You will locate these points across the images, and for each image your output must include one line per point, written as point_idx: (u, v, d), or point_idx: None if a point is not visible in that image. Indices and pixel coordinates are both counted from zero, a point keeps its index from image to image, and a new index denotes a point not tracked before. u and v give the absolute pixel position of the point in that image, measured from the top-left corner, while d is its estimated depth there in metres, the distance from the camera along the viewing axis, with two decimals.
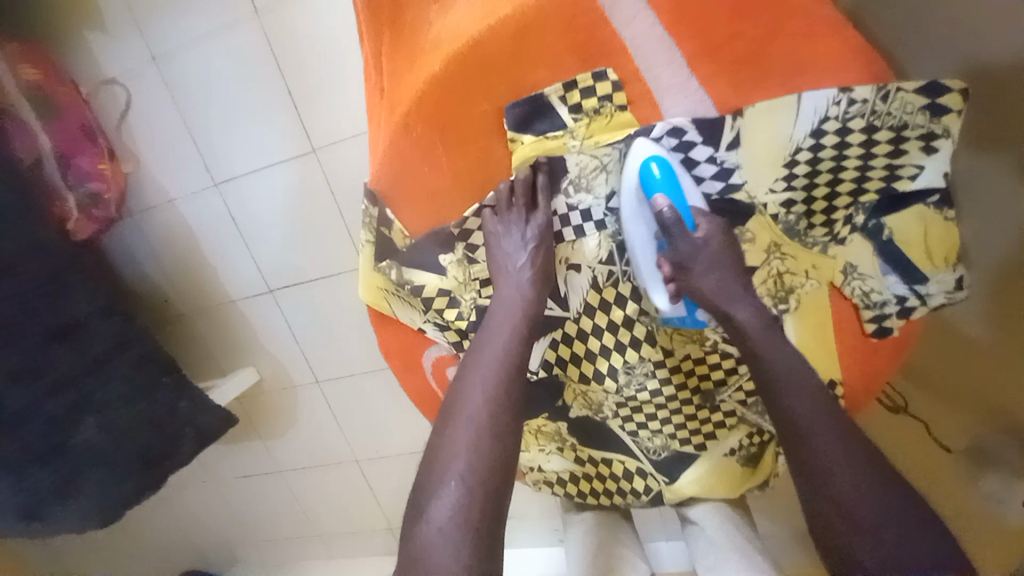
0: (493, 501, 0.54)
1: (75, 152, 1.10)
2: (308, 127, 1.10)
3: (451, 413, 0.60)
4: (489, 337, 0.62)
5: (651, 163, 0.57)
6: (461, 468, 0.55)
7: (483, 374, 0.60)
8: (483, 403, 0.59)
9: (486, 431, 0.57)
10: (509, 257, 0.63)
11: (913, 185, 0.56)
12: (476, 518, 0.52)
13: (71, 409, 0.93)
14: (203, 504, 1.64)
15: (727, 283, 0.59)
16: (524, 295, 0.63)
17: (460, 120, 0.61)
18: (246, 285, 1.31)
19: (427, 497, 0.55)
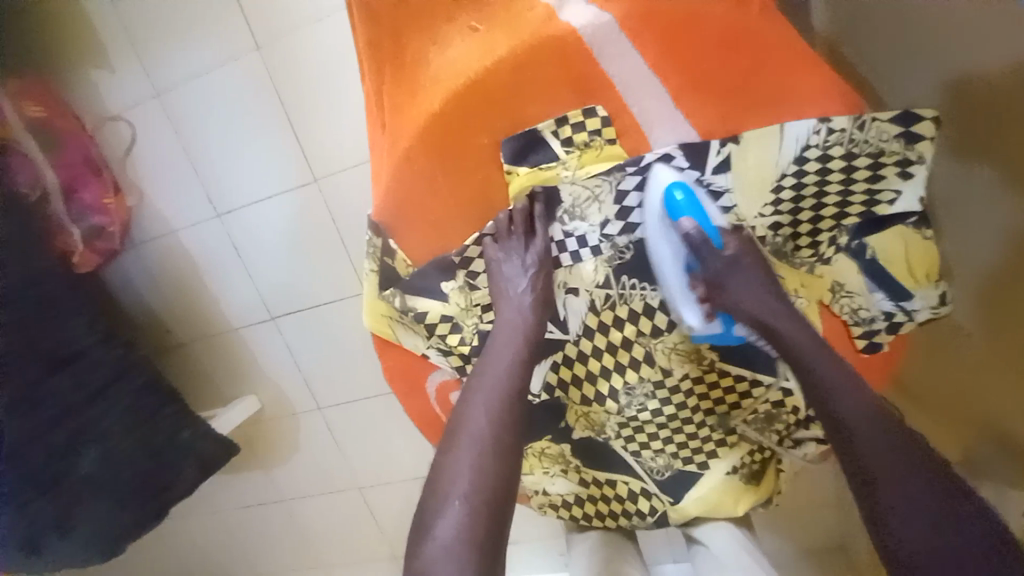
0: (495, 521, 0.57)
1: (79, 186, 1.15)
2: (310, 159, 1.14)
3: (454, 434, 0.62)
4: (494, 360, 0.65)
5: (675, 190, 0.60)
6: (465, 489, 0.58)
7: (487, 397, 0.63)
8: (487, 426, 0.61)
9: (490, 453, 0.60)
10: (510, 282, 0.66)
11: (890, 210, 0.58)
12: (480, 538, 0.55)
13: (71, 439, 0.94)
14: (202, 536, 1.61)
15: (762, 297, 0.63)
16: (524, 318, 0.66)
17: (460, 153, 0.63)
18: (248, 313, 1.32)
19: (432, 516, 0.58)
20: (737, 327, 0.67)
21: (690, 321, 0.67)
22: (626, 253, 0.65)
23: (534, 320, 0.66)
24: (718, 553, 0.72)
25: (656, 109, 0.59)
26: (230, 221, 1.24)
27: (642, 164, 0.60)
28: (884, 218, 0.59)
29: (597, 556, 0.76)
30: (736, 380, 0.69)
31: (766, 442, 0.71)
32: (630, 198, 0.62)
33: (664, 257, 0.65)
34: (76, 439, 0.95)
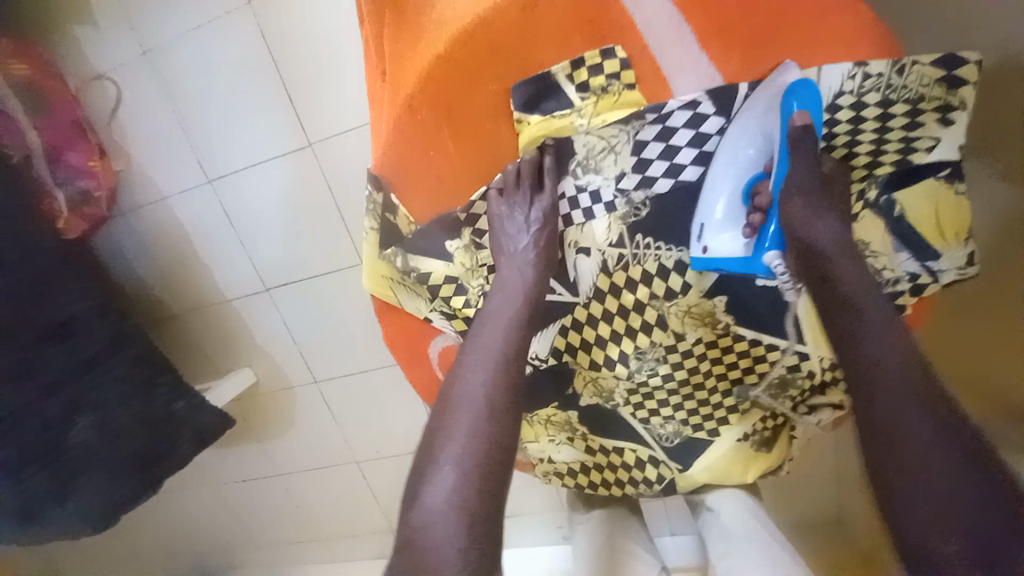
0: (490, 487, 0.50)
1: (66, 148, 1.09)
2: (304, 122, 1.08)
3: (448, 397, 0.57)
4: (490, 318, 0.61)
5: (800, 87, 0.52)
6: (457, 453, 0.52)
7: (483, 358, 0.58)
8: (483, 387, 0.56)
9: (485, 416, 0.54)
10: (511, 239, 0.62)
11: (928, 157, 0.55)
12: (474, 506, 0.49)
13: (67, 411, 0.92)
14: (200, 509, 1.60)
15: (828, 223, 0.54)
16: (524, 278, 0.62)
17: (467, 102, 0.60)
18: (242, 284, 1.28)
19: (422, 484, 0.52)
20: (771, 252, 0.59)
21: (731, 245, 0.60)
22: (642, 210, 0.61)
23: (536, 281, 0.62)
24: (725, 521, 0.71)
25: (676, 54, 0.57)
26: (221, 188, 1.19)
27: (663, 112, 0.56)
28: (920, 168, 0.56)
29: (602, 534, 0.78)
30: (752, 346, 0.66)
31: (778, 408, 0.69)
32: (648, 150, 0.59)
33: (725, 176, 0.58)
34: (72, 410, 0.93)
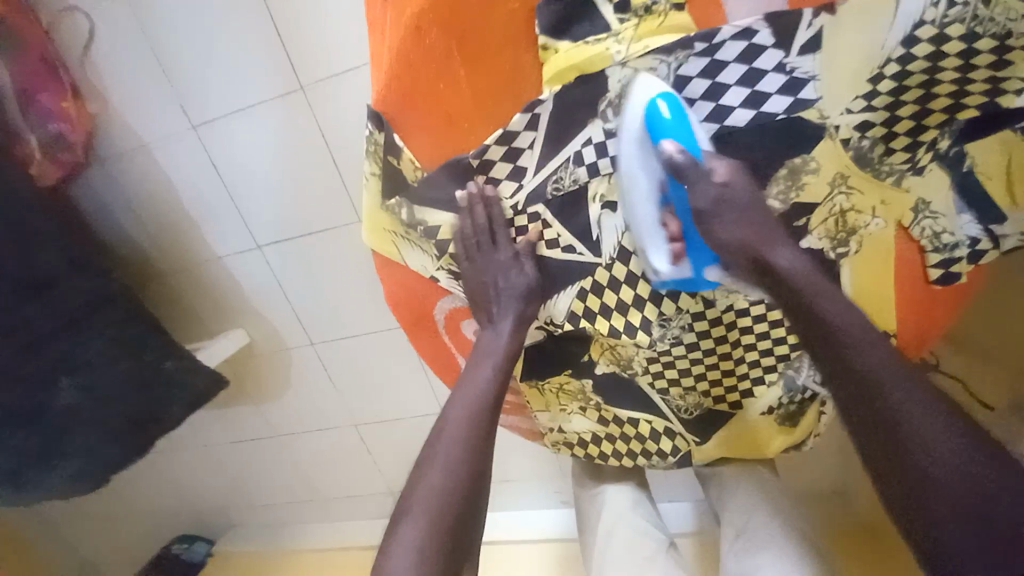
0: (459, 536, 0.55)
1: (36, 87, 0.99)
2: (295, 61, 0.98)
3: (430, 451, 0.59)
4: (473, 376, 0.62)
5: (658, 101, 0.50)
6: (429, 505, 0.55)
7: (466, 409, 0.60)
8: (462, 441, 0.59)
9: (463, 464, 0.57)
10: (490, 286, 0.62)
11: (1020, 101, 0.47)
12: (438, 554, 0.52)
13: (52, 370, 0.89)
14: (195, 470, 1.59)
15: (757, 228, 0.53)
16: (506, 338, 0.63)
17: (483, 24, 0.53)
18: (231, 240, 1.21)
19: (395, 528, 0.54)
20: (711, 269, 0.58)
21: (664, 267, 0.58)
22: None
23: (516, 339, 0.63)
24: (753, 491, 0.69)
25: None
26: (207, 134, 1.09)
27: (714, 41, 0.49)
28: (1006, 114, 0.48)
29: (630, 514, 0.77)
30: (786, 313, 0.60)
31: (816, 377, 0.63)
32: (691, 87, 0.51)
33: (639, 197, 0.56)
34: (57, 370, 0.90)
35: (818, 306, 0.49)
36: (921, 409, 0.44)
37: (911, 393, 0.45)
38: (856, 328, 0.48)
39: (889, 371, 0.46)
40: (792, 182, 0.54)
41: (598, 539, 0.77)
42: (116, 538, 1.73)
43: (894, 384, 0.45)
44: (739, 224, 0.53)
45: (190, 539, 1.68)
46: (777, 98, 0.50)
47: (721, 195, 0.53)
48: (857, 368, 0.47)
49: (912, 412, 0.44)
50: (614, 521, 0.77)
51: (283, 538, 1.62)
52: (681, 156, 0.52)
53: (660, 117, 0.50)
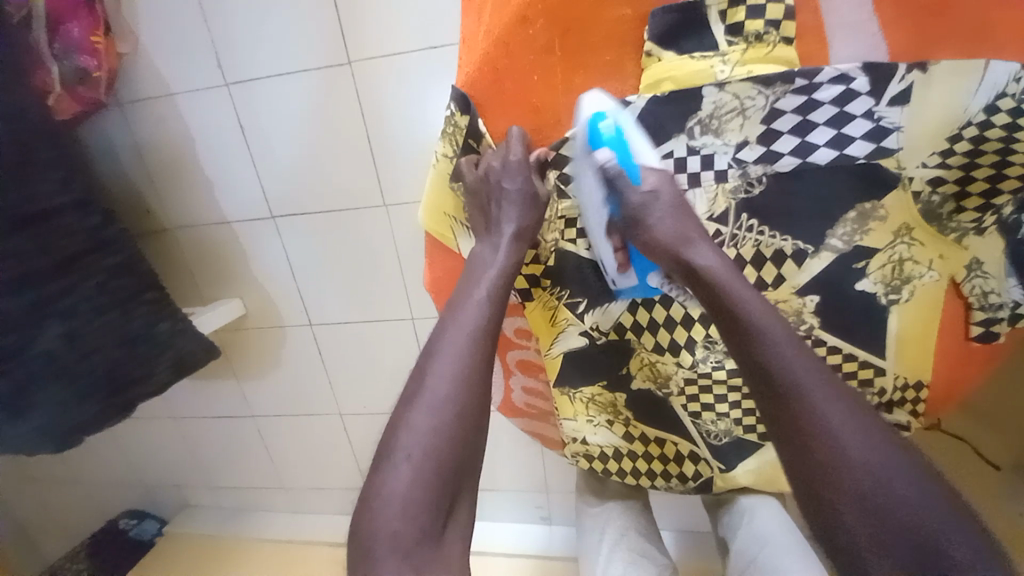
0: (448, 485, 0.51)
1: (67, 16, 0.92)
2: (347, 35, 0.97)
3: (413, 391, 0.54)
4: (466, 302, 0.57)
5: (603, 117, 0.55)
6: (414, 451, 0.50)
7: (456, 346, 0.55)
8: (450, 378, 0.53)
9: (454, 412, 0.52)
10: (500, 191, 0.58)
11: None
12: (426, 504, 0.49)
13: (32, 310, 0.81)
14: (158, 442, 1.50)
15: (686, 229, 0.55)
16: (502, 256, 0.58)
17: (593, 26, 0.54)
18: (245, 206, 1.16)
19: (378, 475, 0.51)
20: (653, 275, 0.61)
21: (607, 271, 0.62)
22: (756, 187, 0.55)
23: (513, 256, 0.59)
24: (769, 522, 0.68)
25: (847, 8, 0.51)
26: (241, 95, 1.05)
27: (814, 80, 0.51)
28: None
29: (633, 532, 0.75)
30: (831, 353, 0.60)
31: None
32: (780, 121, 0.53)
33: (592, 202, 0.59)
34: (38, 311, 0.81)
35: (779, 352, 0.47)
36: (877, 467, 0.42)
37: (867, 450, 0.43)
38: (813, 378, 0.46)
39: (848, 431, 0.44)
40: (859, 226, 0.55)
41: (598, 554, 0.75)
42: (57, 504, 1.61)
43: (853, 443, 0.43)
44: (676, 227, 0.55)
45: (140, 516, 1.57)
46: (860, 143, 0.52)
47: (646, 202, 0.55)
48: (814, 427, 0.45)
49: (870, 471, 0.42)
50: (620, 535, 0.75)
51: (241, 525, 1.53)
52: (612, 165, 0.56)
53: (600, 133, 0.55)
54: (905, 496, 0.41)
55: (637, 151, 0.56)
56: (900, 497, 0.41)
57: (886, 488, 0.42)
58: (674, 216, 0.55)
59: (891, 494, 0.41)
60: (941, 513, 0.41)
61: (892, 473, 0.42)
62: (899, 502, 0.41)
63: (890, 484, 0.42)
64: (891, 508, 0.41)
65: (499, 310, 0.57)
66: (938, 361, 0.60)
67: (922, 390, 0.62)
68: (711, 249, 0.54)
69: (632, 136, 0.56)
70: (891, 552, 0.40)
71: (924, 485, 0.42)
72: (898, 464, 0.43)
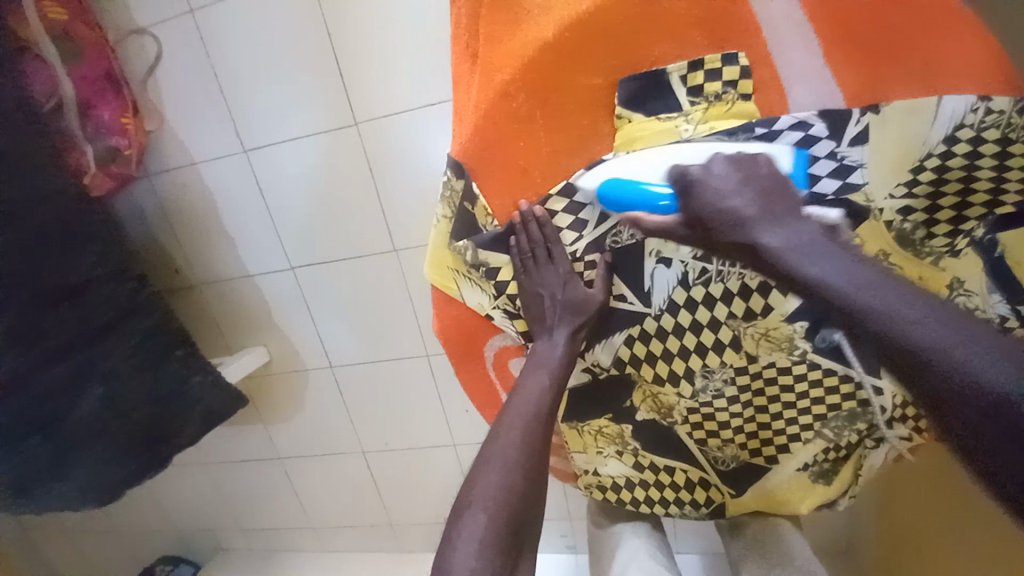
0: (515, 532, 0.56)
1: (97, 102, 1.04)
2: (353, 99, 1.05)
3: (486, 453, 0.61)
4: (527, 386, 0.65)
5: (614, 180, 0.57)
6: (490, 502, 0.56)
7: (522, 416, 0.63)
8: (519, 444, 0.61)
9: (521, 471, 0.59)
10: (546, 289, 0.64)
11: None
12: (498, 550, 0.54)
13: (74, 375, 0.88)
14: (192, 488, 1.55)
15: (762, 197, 0.52)
16: (558, 353, 0.66)
17: (571, 93, 0.60)
18: (266, 260, 1.24)
19: (455, 523, 0.56)
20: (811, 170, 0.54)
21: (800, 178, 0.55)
22: None
23: (572, 350, 0.66)
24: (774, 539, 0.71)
25: (802, 60, 0.55)
26: (258, 159, 1.14)
27: (773, 128, 0.54)
28: None
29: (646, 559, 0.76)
30: (826, 376, 0.62)
31: (853, 436, 0.65)
32: None
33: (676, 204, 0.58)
34: (80, 376, 0.89)
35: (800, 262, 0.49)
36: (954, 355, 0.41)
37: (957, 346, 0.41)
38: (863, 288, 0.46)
39: (907, 308, 0.44)
40: None
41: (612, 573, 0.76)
42: (99, 551, 1.67)
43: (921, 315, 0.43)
44: (739, 190, 0.52)
45: (176, 561, 1.60)
46: (828, 180, 0.55)
47: (717, 194, 0.52)
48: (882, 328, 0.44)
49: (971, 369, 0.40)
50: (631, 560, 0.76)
51: (274, 566, 1.56)
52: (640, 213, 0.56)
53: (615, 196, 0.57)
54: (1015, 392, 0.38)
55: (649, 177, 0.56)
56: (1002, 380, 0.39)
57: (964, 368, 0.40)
58: (741, 190, 0.52)
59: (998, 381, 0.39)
60: None
61: (952, 332, 0.42)
62: (984, 371, 0.39)
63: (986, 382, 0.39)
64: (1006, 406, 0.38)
65: (561, 384, 0.65)
66: None
67: None
68: (734, 182, 0.52)
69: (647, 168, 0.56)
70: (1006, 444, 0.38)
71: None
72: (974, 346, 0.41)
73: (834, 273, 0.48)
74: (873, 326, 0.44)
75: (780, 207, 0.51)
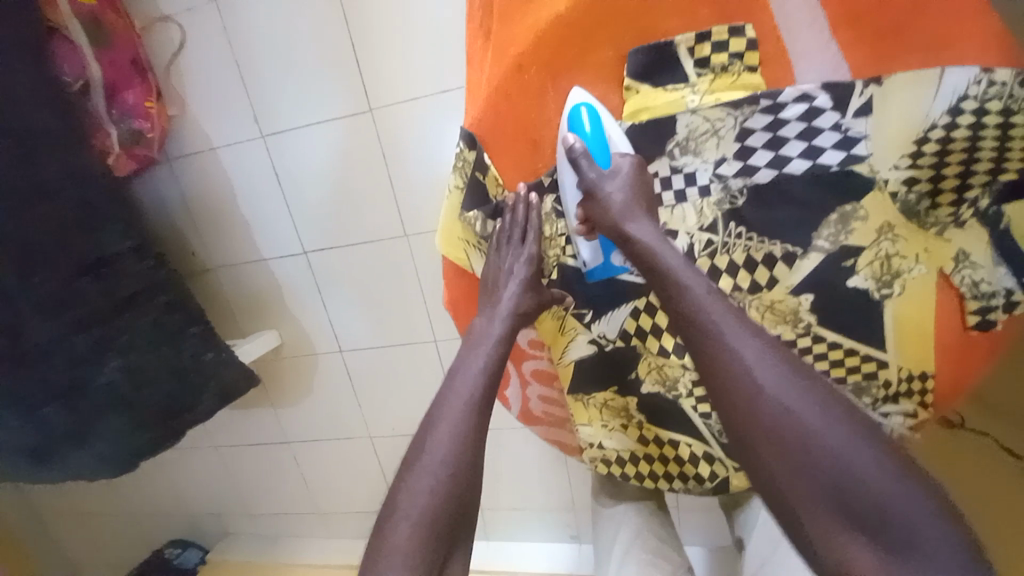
0: (444, 533, 0.53)
1: (123, 86, 1.08)
2: (369, 86, 1.07)
3: (413, 454, 0.56)
4: (465, 366, 0.61)
5: (581, 109, 0.61)
6: (415, 511, 0.52)
7: (453, 412, 0.57)
8: (447, 443, 0.55)
9: (448, 476, 0.54)
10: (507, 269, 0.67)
11: None
12: (422, 558, 0.51)
13: (95, 347, 0.91)
14: (203, 472, 1.58)
15: (636, 202, 0.57)
16: (500, 330, 0.64)
17: (581, 66, 0.63)
18: (281, 245, 1.27)
19: (381, 531, 0.53)
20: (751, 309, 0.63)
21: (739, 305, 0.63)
22: (739, 199, 0.60)
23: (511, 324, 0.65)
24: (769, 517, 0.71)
25: (807, 33, 0.57)
26: (275, 144, 1.17)
27: (778, 101, 0.57)
28: None
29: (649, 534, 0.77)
30: (831, 349, 0.62)
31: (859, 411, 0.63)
32: (753, 138, 0.58)
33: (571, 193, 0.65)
34: (101, 347, 0.91)
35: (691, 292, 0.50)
36: (798, 414, 0.43)
37: (800, 403, 0.44)
38: (738, 332, 0.47)
39: (813, 414, 0.43)
40: (842, 227, 0.58)
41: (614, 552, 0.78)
42: (108, 534, 1.70)
43: (843, 447, 0.42)
44: (624, 197, 0.57)
45: (183, 545, 1.63)
46: (831, 152, 0.57)
47: (603, 179, 0.59)
48: (733, 372, 0.46)
49: (812, 430, 0.43)
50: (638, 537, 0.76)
51: (279, 551, 1.58)
52: (579, 147, 0.60)
53: (582, 124, 0.61)
54: (843, 455, 0.42)
55: (613, 140, 0.61)
56: (834, 446, 0.42)
57: (803, 427, 0.43)
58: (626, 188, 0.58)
59: (829, 442, 0.42)
60: (877, 460, 0.41)
61: (808, 393, 0.44)
62: (827, 437, 0.42)
63: (825, 446, 0.42)
64: (835, 472, 0.41)
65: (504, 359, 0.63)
66: (938, 351, 0.61)
67: (928, 381, 0.62)
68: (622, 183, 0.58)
69: (611, 132, 0.61)
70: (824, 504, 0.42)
71: (876, 446, 0.42)
72: (819, 405, 0.44)
73: (752, 358, 0.46)
74: (774, 427, 0.44)
75: (646, 207, 0.58)
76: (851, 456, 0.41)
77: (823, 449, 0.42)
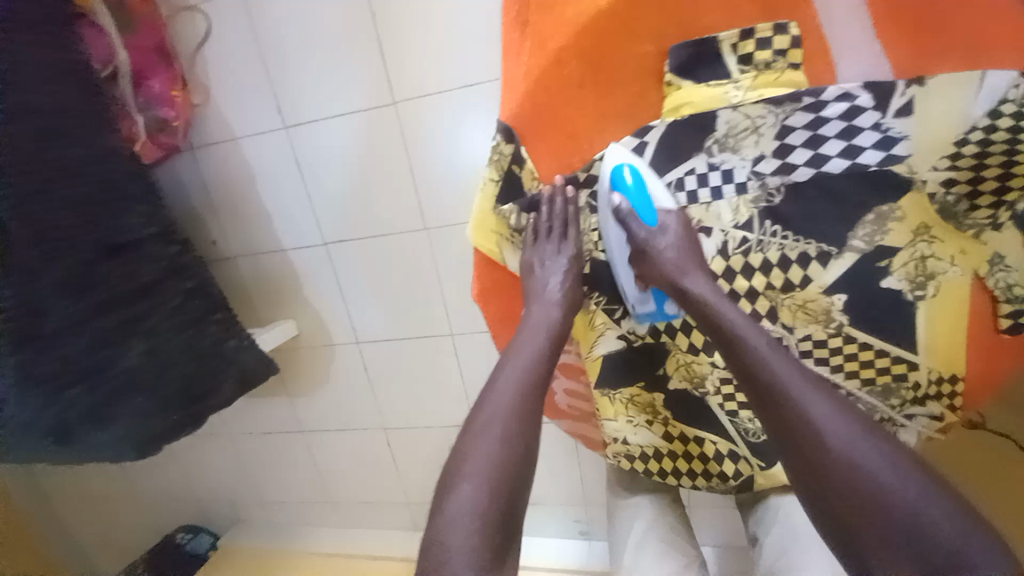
0: (508, 498, 0.52)
1: (149, 73, 1.09)
2: (393, 79, 1.08)
3: (474, 421, 0.57)
4: (522, 343, 0.63)
5: (623, 169, 0.62)
6: (483, 471, 0.53)
7: (515, 377, 0.60)
8: (511, 408, 0.57)
9: (514, 441, 0.55)
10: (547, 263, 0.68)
11: None
12: (493, 520, 0.50)
13: (118, 329, 0.91)
14: (216, 459, 1.60)
15: (685, 235, 0.62)
16: (552, 316, 0.65)
17: (621, 61, 0.64)
18: (301, 236, 1.28)
19: (445, 494, 0.52)
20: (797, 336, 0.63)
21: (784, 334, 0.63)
22: (775, 197, 0.60)
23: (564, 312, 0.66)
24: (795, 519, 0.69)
25: (850, 32, 0.58)
26: (298, 135, 1.17)
27: (820, 99, 0.57)
28: None
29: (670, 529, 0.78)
30: (861, 349, 0.61)
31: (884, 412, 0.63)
32: (792, 136, 0.59)
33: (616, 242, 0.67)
34: (124, 331, 0.92)
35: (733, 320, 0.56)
36: (843, 435, 0.46)
37: (842, 424, 0.47)
38: (782, 358, 0.52)
39: (854, 436, 0.46)
40: (878, 227, 0.59)
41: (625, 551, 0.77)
42: (121, 519, 1.72)
43: (896, 483, 0.43)
44: (673, 230, 0.62)
45: (195, 530, 1.66)
46: (871, 152, 0.57)
47: (655, 220, 0.62)
48: (778, 392, 0.50)
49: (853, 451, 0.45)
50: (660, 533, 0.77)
51: (290, 539, 1.60)
52: (625, 207, 0.63)
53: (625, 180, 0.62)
54: (885, 476, 0.44)
55: (656, 196, 0.62)
56: (876, 467, 0.44)
57: (846, 446, 0.46)
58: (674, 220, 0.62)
59: (871, 463, 0.44)
60: (919, 484, 0.43)
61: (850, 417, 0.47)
62: (868, 458, 0.45)
63: (868, 467, 0.44)
64: (880, 491, 0.43)
65: (554, 354, 0.64)
66: (969, 353, 0.61)
67: (957, 383, 0.62)
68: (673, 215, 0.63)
69: (653, 185, 0.63)
70: (871, 521, 0.43)
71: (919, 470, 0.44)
72: (862, 429, 0.47)
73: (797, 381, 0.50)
74: (818, 441, 0.47)
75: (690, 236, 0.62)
76: (895, 476, 0.43)
77: (867, 468, 0.44)
